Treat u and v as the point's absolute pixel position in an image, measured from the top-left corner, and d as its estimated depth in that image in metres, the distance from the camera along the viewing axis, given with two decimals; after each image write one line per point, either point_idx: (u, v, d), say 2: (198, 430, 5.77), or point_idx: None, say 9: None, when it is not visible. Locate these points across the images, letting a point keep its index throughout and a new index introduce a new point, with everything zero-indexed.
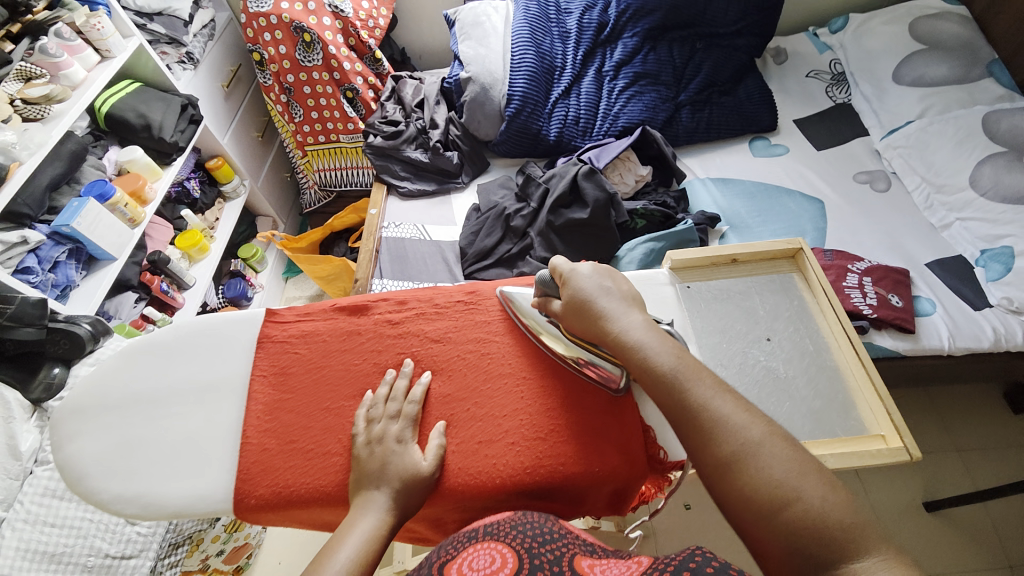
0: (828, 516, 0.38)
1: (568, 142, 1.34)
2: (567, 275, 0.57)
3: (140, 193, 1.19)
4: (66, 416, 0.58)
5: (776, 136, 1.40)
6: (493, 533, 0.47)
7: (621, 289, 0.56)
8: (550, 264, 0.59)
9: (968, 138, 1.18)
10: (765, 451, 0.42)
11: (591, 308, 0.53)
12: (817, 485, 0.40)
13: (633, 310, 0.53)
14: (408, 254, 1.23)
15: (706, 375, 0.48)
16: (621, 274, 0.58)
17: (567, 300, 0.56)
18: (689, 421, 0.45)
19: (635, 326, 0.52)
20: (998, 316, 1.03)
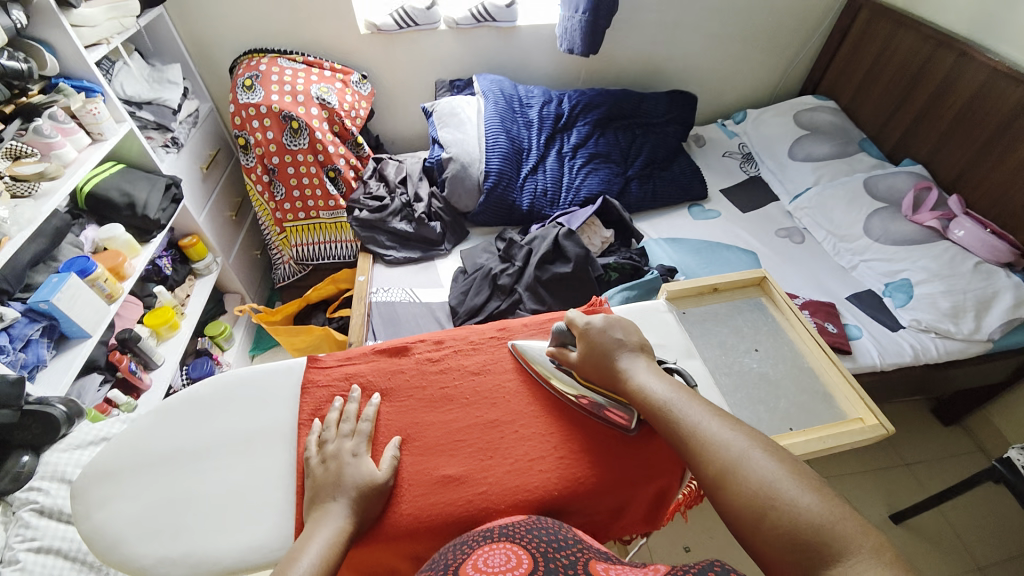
0: (806, 519, 0.43)
1: (539, 211, 1.51)
2: (583, 330, 0.63)
3: (119, 268, 1.18)
4: (95, 481, 0.57)
5: (708, 202, 1.66)
6: (508, 536, 0.49)
7: (630, 339, 0.62)
8: (568, 316, 0.65)
9: (856, 198, 1.48)
10: (752, 465, 0.47)
11: (602, 360, 0.60)
12: (803, 492, 0.44)
13: (640, 358, 0.61)
14: (400, 316, 1.28)
15: (698, 403, 0.55)
16: (631, 325, 0.64)
17: (584, 348, 0.62)
18: (685, 445, 0.52)
19: (640, 370, 0.59)
20: (913, 335, 1.24)
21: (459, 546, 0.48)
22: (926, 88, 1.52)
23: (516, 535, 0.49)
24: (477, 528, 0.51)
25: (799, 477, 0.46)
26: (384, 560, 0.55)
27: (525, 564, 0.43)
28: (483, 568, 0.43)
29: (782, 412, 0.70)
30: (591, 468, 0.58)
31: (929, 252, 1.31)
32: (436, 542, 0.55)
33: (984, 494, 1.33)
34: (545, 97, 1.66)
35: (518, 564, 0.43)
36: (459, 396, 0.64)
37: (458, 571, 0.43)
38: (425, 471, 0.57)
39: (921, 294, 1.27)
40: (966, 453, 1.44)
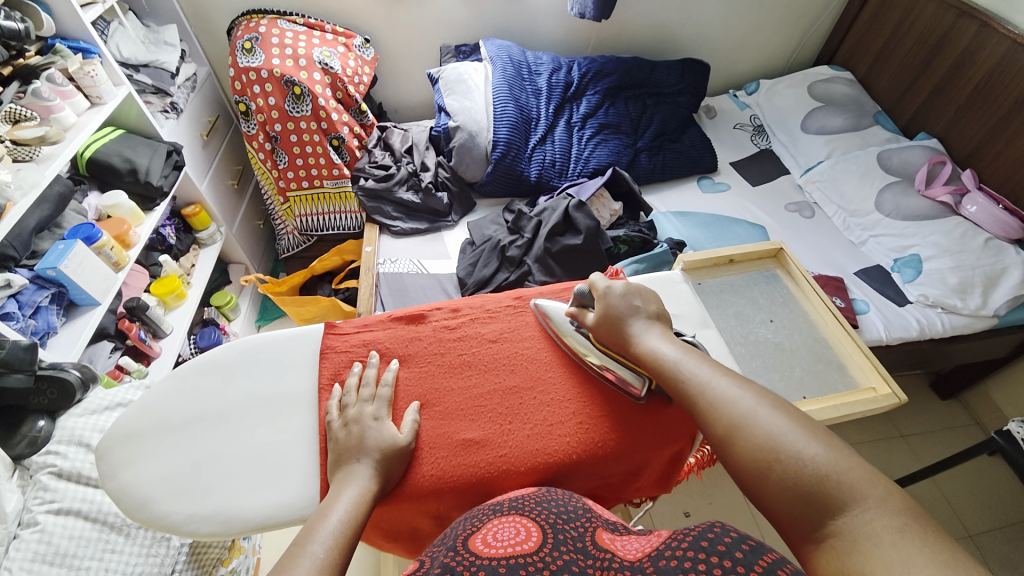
0: (813, 471, 0.43)
1: (547, 182, 1.48)
2: (602, 293, 0.63)
3: (124, 236, 1.17)
4: (119, 443, 0.58)
5: (718, 175, 1.64)
6: (518, 510, 0.47)
7: (648, 309, 0.62)
8: (586, 283, 0.65)
9: (869, 172, 1.46)
10: (759, 422, 0.48)
11: (615, 327, 0.61)
12: (812, 445, 0.45)
13: (654, 325, 0.61)
14: (408, 286, 1.27)
15: (706, 363, 0.56)
16: (648, 291, 0.64)
17: (601, 313, 0.62)
18: (693, 406, 0.53)
19: (653, 336, 0.59)
20: (919, 310, 1.25)
21: (469, 520, 0.47)
22: (943, 61, 1.49)
23: (526, 508, 0.47)
24: (484, 503, 0.49)
25: (809, 432, 0.46)
26: (406, 518, 0.57)
27: (534, 538, 0.43)
28: (492, 542, 0.42)
29: (796, 381, 0.72)
30: (608, 433, 0.60)
31: (941, 228, 1.30)
32: (457, 501, 0.56)
33: (978, 466, 1.37)
34: (554, 64, 1.61)
35: (527, 538, 0.42)
36: (477, 363, 0.65)
37: (468, 545, 0.42)
38: (446, 434, 0.59)
39: (930, 269, 1.26)
40: (963, 427, 1.47)
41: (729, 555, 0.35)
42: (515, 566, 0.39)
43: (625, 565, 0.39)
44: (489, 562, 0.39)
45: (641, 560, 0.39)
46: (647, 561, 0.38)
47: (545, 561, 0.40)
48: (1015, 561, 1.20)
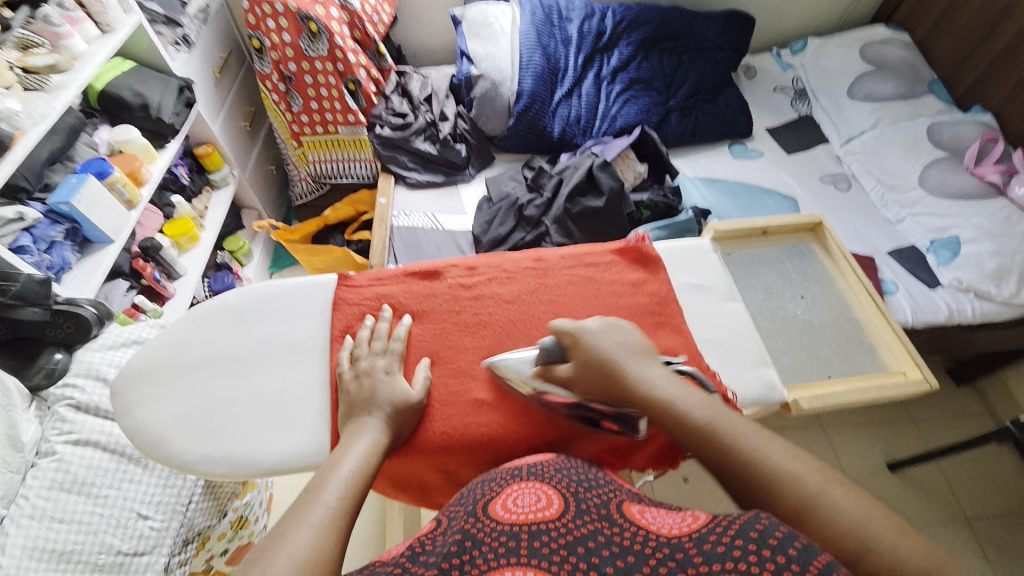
0: (914, 564, 0.36)
1: (570, 139, 1.41)
2: (579, 337, 0.53)
3: (136, 174, 1.15)
4: (133, 380, 0.58)
5: (752, 142, 1.54)
6: (537, 476, 0.46)
7: (636, 345, 0.53)
8: (554, 328, 0.56)
9: (915, 146, 1.37)
10: (831, 504, 0.40)
11: (612, 364, 0.51)
12: (892, 527, 0.38)
13: (650, 363, 0.52)
14: (421, 241, 1.25)
15: (741, 423, 0.47)
16: (627, 325, 0.56)
17: (584, 361, 0.52)
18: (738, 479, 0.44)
19: (658, 383, 0.50)
20: (952, 294, 1.19)
21: (487, 483, 0.47)
22: (1008, 30, 1.36)
23: (545, 475, 0.47)
24: (504, 466, 0.49)
25: (883, 519, 0.39)
26: (417, 471, 0.58)
27: (555, 505, 0.41)
28: (513, 507, 0.41)
29: (822, 361, 0.69)
30: None
31: (985, 210, 1.24)
32: (469, 459, 0.57)
33: (986, 455, 1.35)
34: (586, 10, 1.50)
35: (548, 504, 0.41)
36: (493, 324, 0.64)
37: (487, 510, 0.41)
38: (459, 393, 0.59)
39: (968, 253, 1.20)
40: (977, 416, 1.44)
41: (781, 551, 0.30)
42: (537, 532, 0.38)
43: (660, 542, 0.36)
44: (509, 528, 0.39)
45: (683, 539, 0.35)
46: (688, 541, 0.35)
47: (567, 528, 0.38)
48: (1010, 549, 1.21)
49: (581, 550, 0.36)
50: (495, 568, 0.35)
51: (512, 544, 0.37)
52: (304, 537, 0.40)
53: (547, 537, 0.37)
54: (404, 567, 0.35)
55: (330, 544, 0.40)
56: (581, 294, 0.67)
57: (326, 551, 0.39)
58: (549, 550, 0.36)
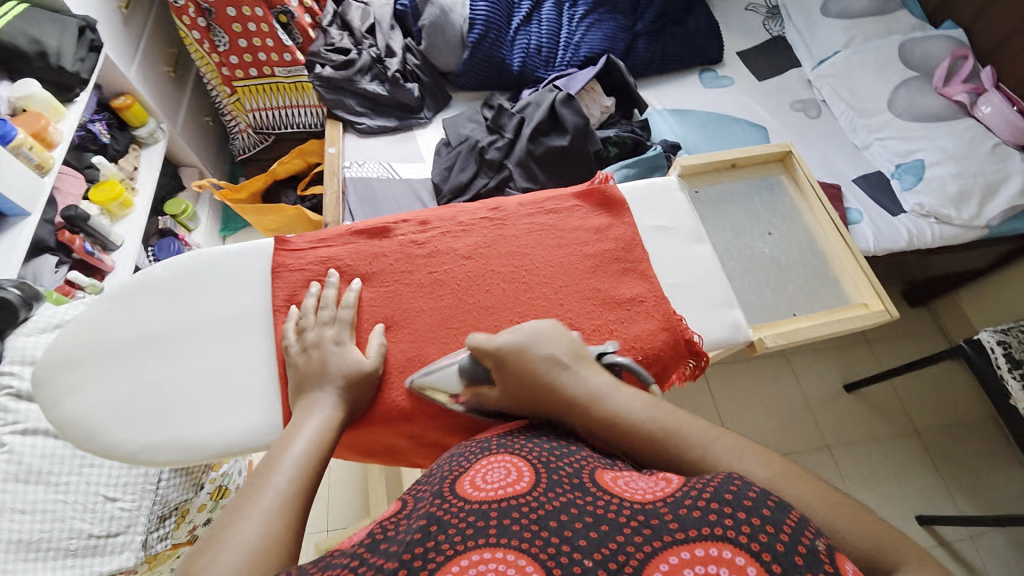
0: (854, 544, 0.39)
1: (531, 73, 1.31)
2: (506, 356, 0.49)
3: (44, 135, 1.00)
4: (57, 369, 0.55)
5: (722, 68, 1.47)
6: (507, 448, 0.44)
7: (566, 354, 0.49)
8: (473, 345, 0.51)
9: (886, 66, 1.32)
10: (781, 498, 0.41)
11: (553, 380, 0.47)
12: (837, 510, 0.40)
13: (582, 372, 0.49)
14: (377, 193, 1.16)
15: (683, 426, 0.45)
16: (553, 330, 0.51)
17: (515, 386, 0.48)
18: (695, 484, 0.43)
19: (595, 395, 0.47)
20: (912, 220, 1.20)
21: (454, 460, 0.45)
22: None
23: (516, 446, 0.45)
24: (473, 438, 0.47)
25: (827, 502, 0.41)
26: (384, 439, 0.57)
27: (526, 478, 0.39)
28: (482, 484, 0.39)
29: (789, 298, 0.69)
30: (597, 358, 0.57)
31: (949, 131, 1.22)
32: (435, 424, 0.55)
33: (937, 372, 1.44)
34: None
35: (519, 478, 0.39)
36: (450, 282, 0.60)
37: (455, 489, 0.39)
38: (419, 357, 0.56)
39: (931, 176, 1.20)
40: (928, 333, 1.52)
41: (757, 512, 0.33)
42: (508, 508, 0.36)
43: (634, 508, 0.36)
44: (477, 507, 0.36)
45: (656, 504, 0.36)
46: (663, 506, 0.35)
47: (540, 502, 0.36)
48: (951, 454, 1.33)
49: (553, 525, 0.34)
50: (462, 552, 0.33)
51: (480, 524, 0.35)
52: (253, 524, 0.37)
53: (519, 514, 0.35)
54: (363, 558, 0.33)
55: (283, 531, 0.38)
56: (541, 244, 0.63)
57: (275, 538, 0.37)
58: (521, 526, 0.34)
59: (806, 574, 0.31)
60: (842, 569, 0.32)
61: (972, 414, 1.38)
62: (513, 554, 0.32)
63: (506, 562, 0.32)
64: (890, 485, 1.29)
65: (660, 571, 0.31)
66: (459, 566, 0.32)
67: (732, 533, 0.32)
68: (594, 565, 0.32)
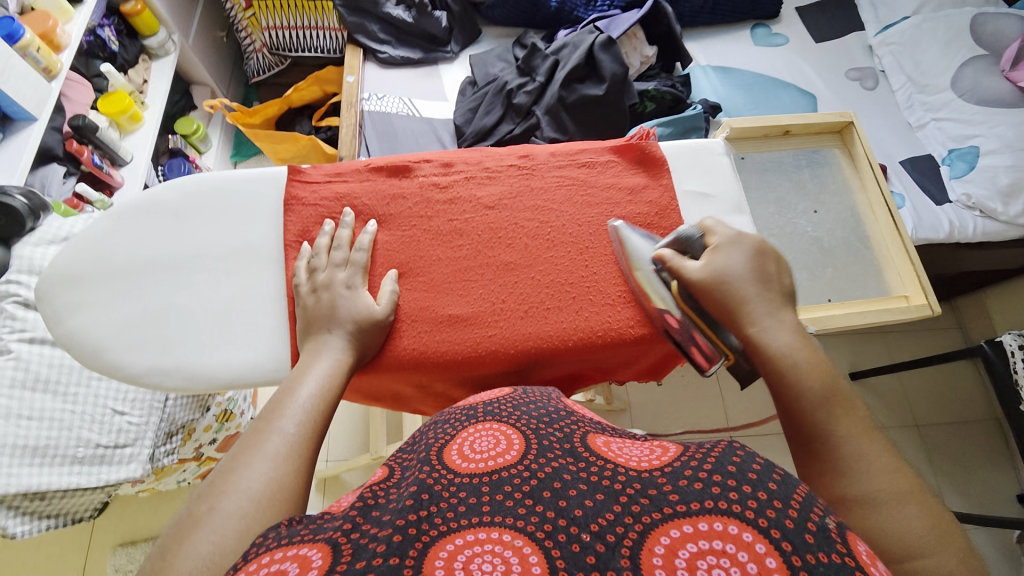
0: None
1: (570, 13, 1.19)
2: (719, 247, 0.50)
3: (52, 36, 0.95)
4: (61, 285, 0.54)
5: (777, 24, 1.34)
6: (494, 416, 0.43)
7: (779, 282, 0.49)
8: (702, 226, 0.52)
9: (955, 39, 1.21)
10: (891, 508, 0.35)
11: (732, 294, 0.47)
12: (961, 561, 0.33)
13: (785, 309, 0.47)
14: (396, 130, 1.10)
15: (847, 401, 0.42)
16: (784, 263, 0.50)
17: (709, 271, 0.49)
18: (802, 447, 0.41)
19: (776, 325, 0.46)
20: (956, 211, 1.13)
21: (440, 426, 0.43)
22: None
23: (503, 413, 0.44)
24: (457, 407, 0.46)
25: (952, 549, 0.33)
26: (391, 386, 0.56)
27: (516, 447, 0.39)
28: (470, 455, 0.39)
29: (824, 282, 0.65)
30: (621, 327, 0.55)
31: (1011, 117, 1.13)
32: (445, 376, 0.54)
33: (949, 369, 1.42)
34: None
35: (508, 448, 0.39)
36: (470, 232, 0.57)
37: (442, 457, 0.38)
38: (430, 308, 0.54)
39: (985, 165, 1.12)
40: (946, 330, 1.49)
41: (763, 486, 0.31)
42: (500, 483, 0.35)
43: (632, 475, 0.34)
44: (468, 481, 0.36)
45: (654, 471, 0.35)
46: (663, 476, 0.34)
47: (532, 470, 0.36)
48: (947, 449, 1.34)
49: (547, 496, 0.34)
50: (456, 530, 0.32)
51: (473, 500, 0.34)
52: (261, 467, 0.37)
53: (512, 486, 0.35)
54: (356, 523, 0.32)
55: (291, 473, 0.37)
56: (571, 201, 0.59)
57: (284, 480, 0.37)
58: (514, 499, 0.34)
59: (821, 556, 0.28)
60: (857, 551, 0.29)
61: (975, 414, 1.37)
62: (509, 533, 0.31)
63: (501, 542, 0.31)
64: None
65: (662, 545, 0.30)
66: (452, 544, 0.31)
67: (738, 507, 0.31)
68: (591, 538, 0.31)
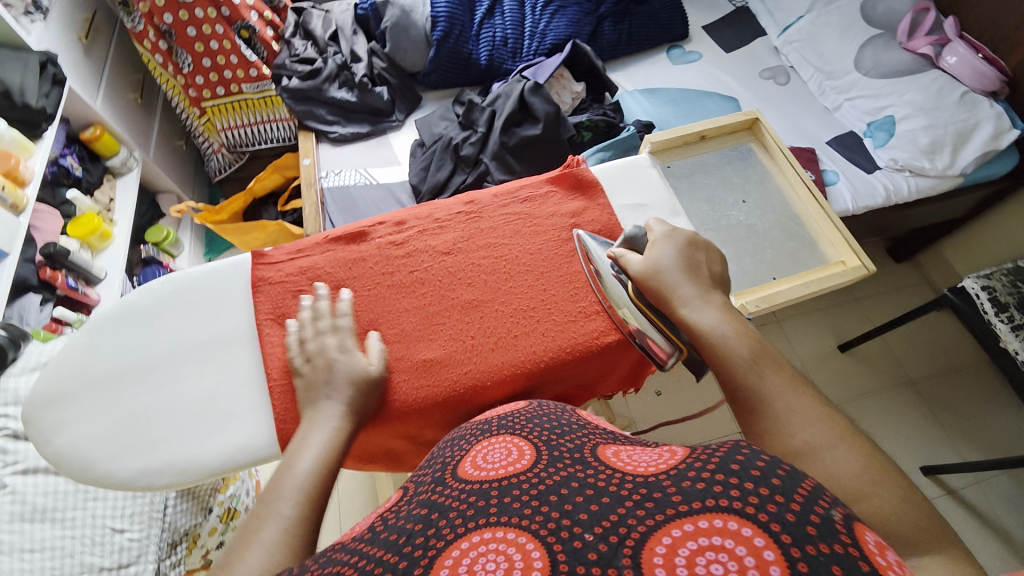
0: (895, 520, 0.36)
1: (499, 65, 1.30)
2: (659, 241, 0.57)
3: (15, 173, 0.99)
4: (46, 406, 0.55)
5: (689, 43, 1.47)
6: (509, 429, 0.47)
7: (710, 269, 0.56)
8: (647, 224, 0.59)
9: (850, 25, 1.32)
10: (825, 455, 0.40)
11: (665, 284, 0.53)
12: (892, 490, 0.38)
13: (715, 293, 0.54)
14: (357, 201, 1.16)
15: (777, 367, 0.48)
16: (713, 254, 0.58)
17: (649, 264, 0.55)
18: (747, 413, 0.46)
19: (705, 306, 0.52)
20: (887, 175, 1.22)
21: (455, 443, 0.47)
22: None
23: (518, 427, 0.46)
24: (473, 422, 0.50)
25: (884, 479, 0.39)
26: (380, 442, 0.58)
27: (527, 456, 0.41)
28: (483, 464, 0.41)
29: (767, 263, 0.70)
30: (586, 340, 0.58)
31: (917, 84, 1.21)
32: (430, 421, 0.56)
33: (927, 322, 1.47)
34: None
35: (520, 457, 0.41)
36: (431, 279, 0.61)
37: (456, 473, 0.41)
38: (405, 356, 0.57)
39: (902, 130, 1.20)
40: (915, 286, 1.55)
41: (764, 482, 0.32)
42: (509, 487, 0.37)
43: (637, 479, 0.36)
44: (479, 488, 0.38)
45: (659, 475, 0.35)
46: (666, 478, 0.35)
47: (540, 477, 0.38)
48: (947, 401, 1.36)
49: (553, 500, 0.35)
50: (468, 532, 0.33)
51: (481, 503, 0.36)
52: (255, 558, 0.38)
53: (519, 491, 0.36)
54: (363, 553, 0.33)
55: (284, 563, 0.39)
56: (519, 233, 0.64)
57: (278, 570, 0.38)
58: (520, 502, 0.35)
59: (822, 547, 0.28)
60: (868, 552, 0.29)
61: (964, 361, 1.40)
62: (514, 531, 0.33)
63: (506, 540, 0.32)
64: (891, 440, 1.30)
65: (664, 545, 0.30)
66: (458, 549, 0.32)
67: (739, 504, 0.31)
68: (595, 537, 0.31)
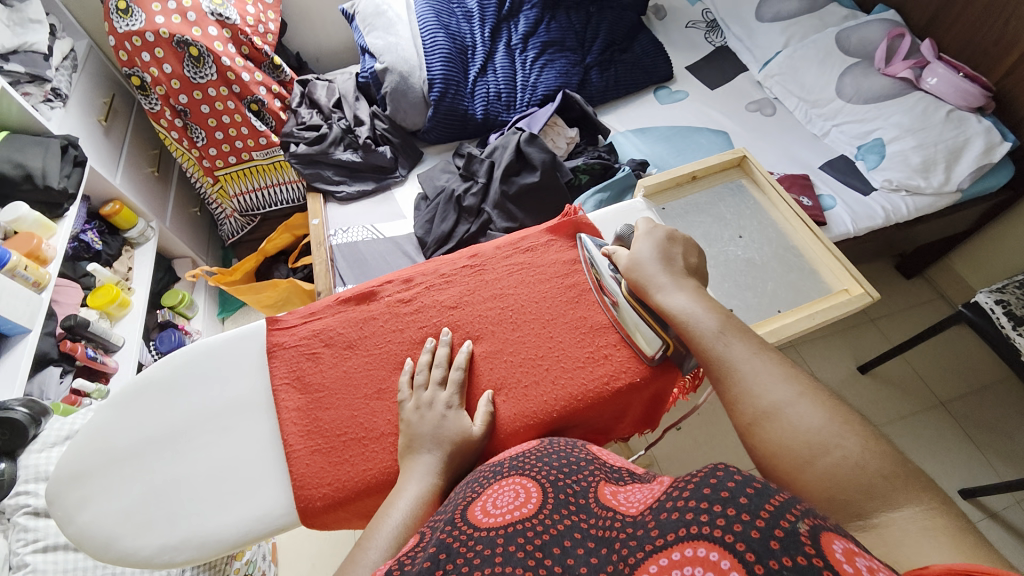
0: (857, 466, 0.41)
1: (495, 118, 1.37)
2: (642, 236, 0.61)
3: (38, 252, 1.04)
4: (67, 485, 0.56)
5: (674, 83, 1.54)
6: (519, 469, 0.46)
7: (686, 260, 0.60)
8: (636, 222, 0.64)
9: (828, 57, 1.37)
10: (792, 415, 0.46)
11: (643, 276, 0.58)
12: (855, 438, 0.43)
13: (687, 280, 0.58)
14: (365, 256, 1.19)
15: (746, 338, 0.53)
16: (690, 247, 0.62)
17: (631, 258, 0.60)
18: (718, 382, 0.52)
19: (678, 291, 0.56)
20: (884, 196, 1.23)
21: (469, 485, 0.46)
22: None
23: (526, 467, 0.47)
24: (486, 465, 0.49)
25: (849, 429, 0.44)
26: None
27: (533, 499, 0.41)
28: (492, 510, 0.40)
29: (769, 296, 0.71)
30: (596, 385, 0.59)
31: (902, 106, 1.25)
32: None
33: (947, 338, 1.44)
34: None
35: (526, 501, 0.41)
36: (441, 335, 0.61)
37: (466, 517, 0.40)
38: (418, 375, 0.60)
39: (893, 152, 1.23)
40: (929, 301, 1.53)
41: (734, 502, 0.32)
42: (514, 534, 0.37)
43: (629, 522, 0.36)
44: (487, 534, 0.37)
45: (643, 514, 0.36)
46: (649, 515, 0.36)
47: (545, 524, 0.38)
48: (978, 418, 1.31)
49: (556, 552, 0.35)
50: None
51: (488, 552, 0.35)
52: None
53: (524, 540, 0.36)
54: None
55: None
56: (523, 282, 0.66)
57: None
58: (525, 552, 0.35)
59: (785, 561, 0.28)
60: (830, 553, 0.28)
61: (992, 377, 1.36)
62: None
63: None
64: (927, 463, 1.25)
65: None
66: None
67: (710, 528, 0.31)
68: None
